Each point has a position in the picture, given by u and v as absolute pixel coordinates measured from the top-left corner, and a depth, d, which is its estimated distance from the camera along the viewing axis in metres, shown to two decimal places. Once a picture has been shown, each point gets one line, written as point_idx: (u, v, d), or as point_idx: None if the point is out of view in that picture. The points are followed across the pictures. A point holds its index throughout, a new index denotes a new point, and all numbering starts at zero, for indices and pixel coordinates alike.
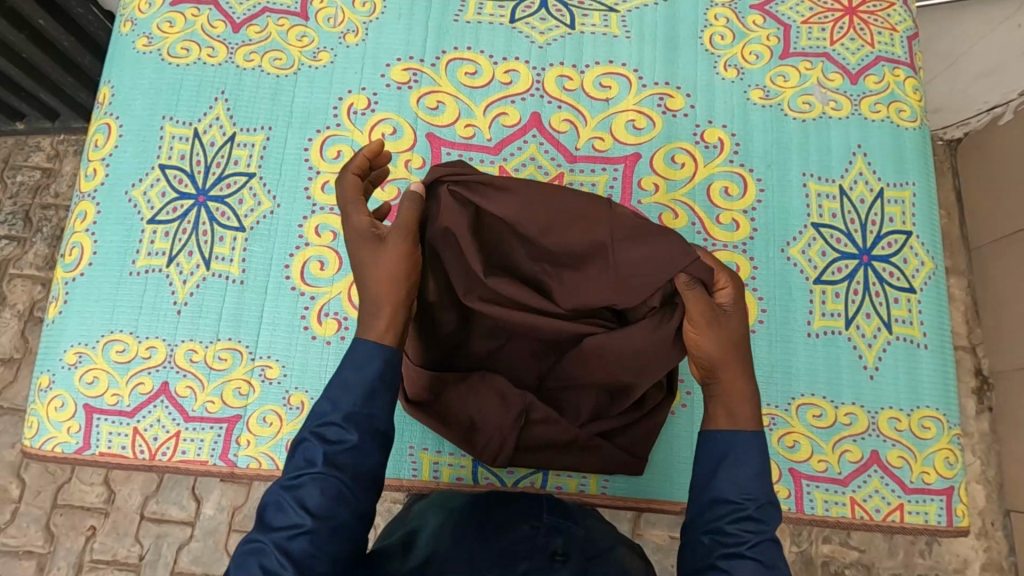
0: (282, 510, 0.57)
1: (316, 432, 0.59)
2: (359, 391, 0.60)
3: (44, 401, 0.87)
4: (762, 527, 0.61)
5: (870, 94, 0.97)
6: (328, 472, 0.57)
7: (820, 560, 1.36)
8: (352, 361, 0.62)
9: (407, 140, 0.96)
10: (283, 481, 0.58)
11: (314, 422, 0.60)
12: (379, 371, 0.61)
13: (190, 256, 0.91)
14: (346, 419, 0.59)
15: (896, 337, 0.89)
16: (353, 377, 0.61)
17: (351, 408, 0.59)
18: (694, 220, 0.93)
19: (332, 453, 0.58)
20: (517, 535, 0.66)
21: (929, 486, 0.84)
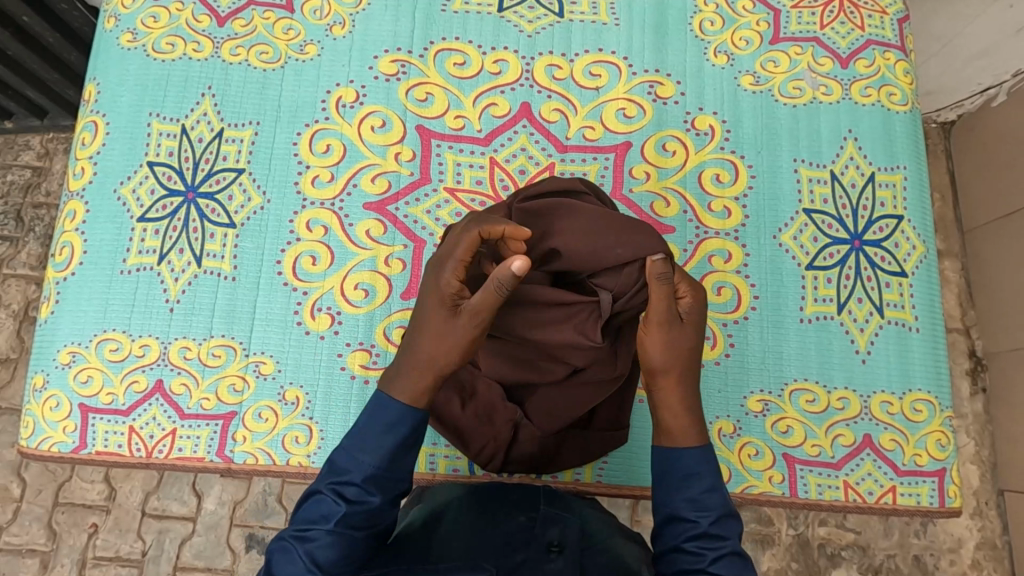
0: (289, 560, 0.59)
1: (335, 488, 0.61)
2: (383, 454, 0.62)
3: (39, 401, 0.87)
4: (723, 541, 0.61)
5: (861, 78, 0.97)
6: (340, 531, 0.59)
7: (817, 543, 1.38)
8: (378, 421, 0.63)
9: (396, 132, 0.95)
10: (295, 528, 0.60)
11: (332, 476, 0.61)
12: (406, 440, 0.63)
13: (181, 253, 0.91)
14: (366, 480, 0.61)
15: (888, 321, 0.89)
16: (373, 436, 0.62)
17: (373, 470, 0.61)
18: (685, 208, 0.93)
19: (348, 513, 0.60)
20: (512, 526, 0.66)
21: (922, 468, 0.85)
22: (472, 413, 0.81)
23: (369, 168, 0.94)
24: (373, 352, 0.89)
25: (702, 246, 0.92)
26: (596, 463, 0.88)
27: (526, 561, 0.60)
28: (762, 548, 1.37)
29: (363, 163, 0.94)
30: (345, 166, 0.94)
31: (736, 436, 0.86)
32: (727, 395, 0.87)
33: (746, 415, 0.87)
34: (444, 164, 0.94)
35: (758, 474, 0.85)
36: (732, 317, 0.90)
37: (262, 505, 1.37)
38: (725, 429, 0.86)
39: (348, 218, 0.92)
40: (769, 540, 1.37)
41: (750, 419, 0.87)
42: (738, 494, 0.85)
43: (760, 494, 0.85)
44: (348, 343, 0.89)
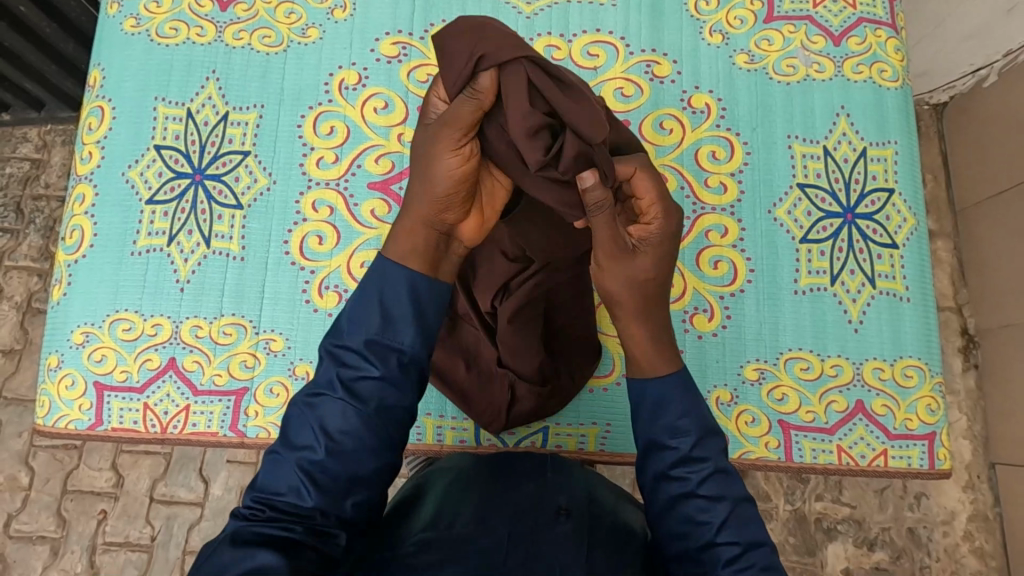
0: (279, 464, 0.56)
1: (334, 350, 0.60)
2: (382, 317, 0.60)
3: (54, 380, 0.89)
4: (704, 460, 0.62)
5: (853, 55, 0.99)
6: (345, 398, 0.57)
7: (814, 517, 1.41)
8: (372, 287, 0.62)
9: (399, 114, 0.97)
10: (302, 398, 0.59)
11: (312, 386, 0.59)
12: (403, 299, 0.61)
13: (190, 235, 0.93)
14: (368, 346, 0.59)
15: (879, 292, 0.92)
16: (371, 301, 0.61)
17: (373, 335, 0.59)
18: (683, 185, 0.96)
19: (351, 381, 0.58)
20: (521, 492, 0.68)
21: (912, 432, 0.88)
22: (476, 373, 0.87)
23: (373, 149, 0.96)
24: None
25: (699, 222, 0.95)
26: (599, 434, 0.90)
27: (537, 526, 0.62)
28: None
29: (366, 144, 0.96)
30: (349, 148, 0.96)
31: (734, 404, 0.89)
32: (725, 364, 0.91)
33: (743, 383, 0.90)
34: None
35: (754, 440, 0.88)
36: (729, 290, 0.93)
37: None
38: (723, 397, 0.89)
39: (353, 198, 0.94)
40: (766, 515, 1.41)
41: (746, 387, 0.90)
42: (736, 460, 0.88)
43: (757, 459, 0.88)
44: None
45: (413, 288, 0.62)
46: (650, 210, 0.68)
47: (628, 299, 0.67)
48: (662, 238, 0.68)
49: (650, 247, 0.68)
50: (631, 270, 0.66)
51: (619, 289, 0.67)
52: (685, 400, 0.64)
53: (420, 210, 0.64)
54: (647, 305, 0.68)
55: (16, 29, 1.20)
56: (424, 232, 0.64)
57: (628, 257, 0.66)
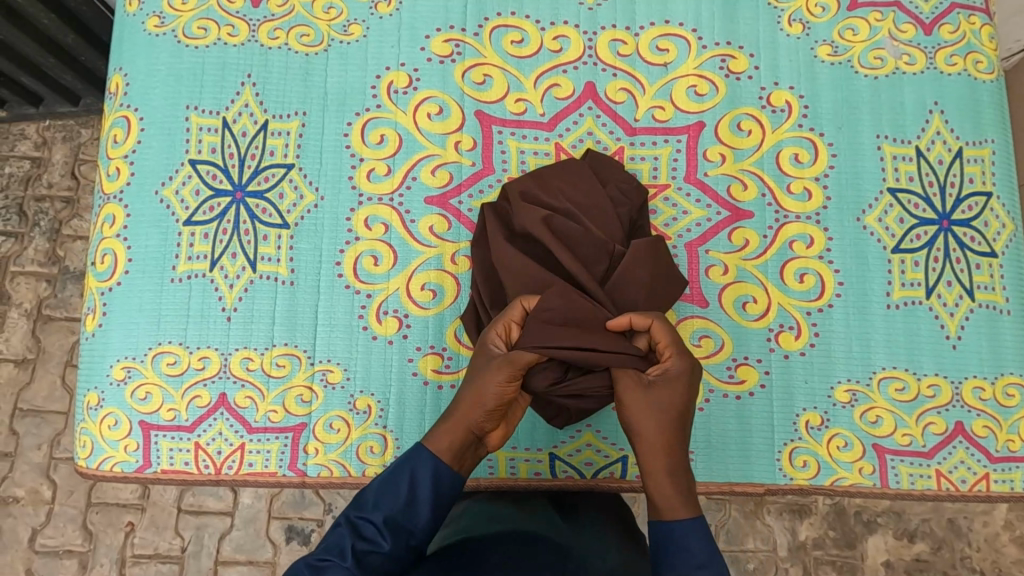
0: None
1: (353, 521, 0.61)
2: (403, 498, 0.63)
3: (96, 420, 0.83)
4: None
5: (945, 45, 0.91)
6: (352, 569, 0.57)
7: (854, 510, 1.38)
8: (402, 466, 0.64)
9: (454, 119, 0.89)
10: (307, 560, 0.59)
11: (354, 510, 0.62)
12: (425, 486, 0.64)
13: (235, 258, 0.85)
14: (385, 521, 0.61)
15: (979, 305, 0.85)
16: (398, 478, 0.64)
17: (393, 513, 0.61)
18: (764, 191, 0.89)
19: (363, 553, 0.59)
20: (538, 566, 0.61)
21: (1015, 454, 0.83)
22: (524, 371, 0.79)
23: (428, 159, 0.88)
24: (445, 356, 0.84)
25: (782, 232, 0.88)
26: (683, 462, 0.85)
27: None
28: (800, 517, 1.37)
29: (421, 154, 0.88)
30: (402, 158, 0.88)
31: (824, 429, 0.84)
32: (813, 386, 0.85)
33: (833, 406, 0.84)
34: (507, 152, 0.88)
35: (847, 466, 0.83)
36: (816, 305, 0.87)
37: (300, 497, 1.35)
38: (813, 421, 0.84)
39: (409, 214, 0.87)
40: (805, 510, 1.37)
41: (837, 410, 0.84)
42: (828, 487, 0.83)
43: (850, 486, 0.83)
44: (419, 347, 0.84)
45: (441, 473, 0.65)
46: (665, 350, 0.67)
47: (650, 437, 0.64)
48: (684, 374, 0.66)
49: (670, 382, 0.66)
50: (647, 417, 0.65)
51: (648, 424, 0.64)
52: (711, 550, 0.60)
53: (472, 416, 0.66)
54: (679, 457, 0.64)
55: (8, 20, 1.10)
56: (459, 434, 0.66)
57: (656, 393, 0.65)
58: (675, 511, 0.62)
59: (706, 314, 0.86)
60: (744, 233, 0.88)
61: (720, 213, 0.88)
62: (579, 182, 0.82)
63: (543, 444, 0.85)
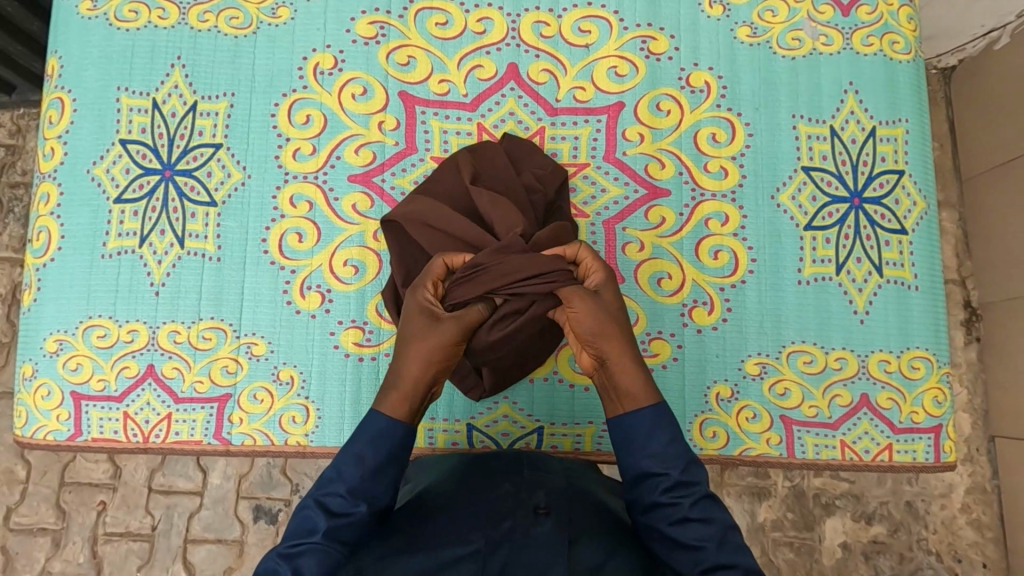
0: None
1: (319, 501, 0.60)
2: (365, 466, 0.61)
3: (30, 390, 0.86)
4: (695, 484, 0.59)
5: (862, 26, 0.93)
6: (325, 544, 0.58)
7: (812, 493, 1.34)
8: (361, 436, 0.62)
9: (378, 100, 0.91)
10: (280, 551, 0.58)
11: (318, 489, 0.61)
12: (386, 449, 0.62)
13: (163, 235, 0.88)
14: (351, 493, 0.60)
15: (887, 281, 0.88)
16: (354, 447, 0.62)
17: (359, 484, 0.60)
18: (681, 170, 0.91)
19: (336, 528, 0.59)
20: (498, 494, 0.63)
21: (918, 425, 0.85)
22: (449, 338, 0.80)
23: (352, 139, 0.90)
24: (366, 330, 0.87)
25: (698, 210, 0.90)
26: (596, 433, 0.87)
27: (514, 528, 0.58)
28: (758, 500, 1.34)
29: (345, 134, 0.90)
30: (326, 138, 0.90)
31: (734, 400, 0.87)
32: (725, 360, 0.87)
33: (743, 378, 0.87)
34: (430, 132, 0.91)
35: (755, 436, 0.86)
36: (729, 282, 0.89)
37: (267, 478, 1.35)
38: (723, 393, 0.87)
39: (333, 192, 0.89)
40: (764, 492, 1.34)
41: (747, 382, 0.87)
42: (736, 457, 0.86)
43: (757, 456, 0.85)
44: (341, 320, 0.87)
45: (395, 432, 0.63)
46: (589, 267, 0.70)
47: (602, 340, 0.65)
48: (603, 284, 0.68)
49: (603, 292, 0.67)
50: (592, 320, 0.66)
51: (596, 329, 0.65)
52: (672, 427, 0.62)
53: (411, 372, 0.65)
54: (628, 356, 0.65)
55: None
56: (407, 391, 0.65)
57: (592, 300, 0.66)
58: (637, 402, 0.62)
59: (622, 289, 0.89)
60: (660, 211, 0.90)
61: (637, 191, 0.90)
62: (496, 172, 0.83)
63: (460, 415, 0.87)
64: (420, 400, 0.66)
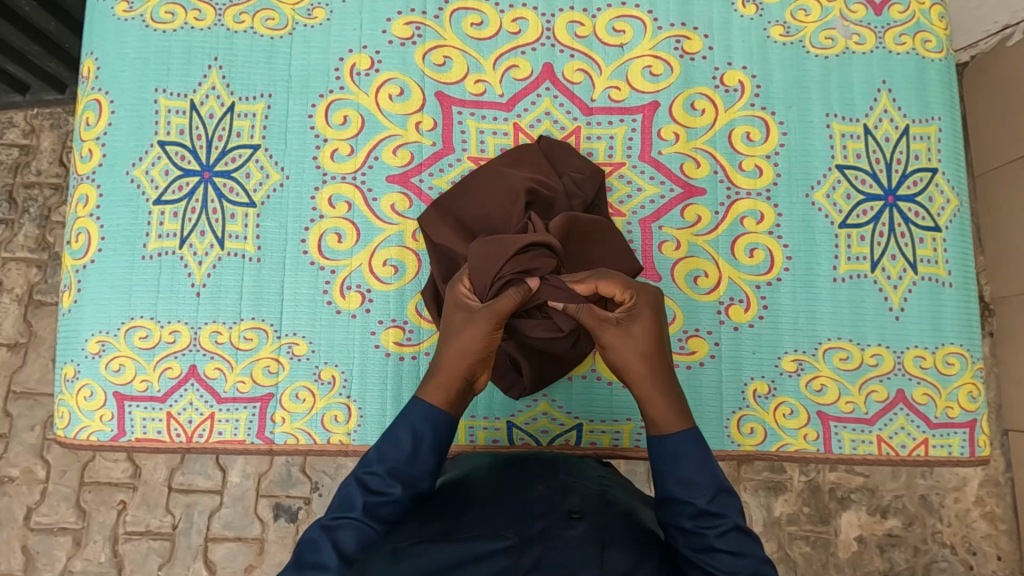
0: (315, 549, 0.58)
1: (361, 477, 0.61)
2: (408, 449, 0.63)
3: (72, 391, 0.87)
4: (723, 515, 0.59)
5: (894, 25, 0.93)
6: (363, 521, 0.60)
7: (828, 487, 1.36)
8: (404, 422, 0.65)
9: (415, 100, 0.91)
10: (321, 521, 0.60)
11: (360, 468, 0.62)
12: (428, 436, 0.64)
13: (203, 236, 0.89)
14: (390, 473, 0.61)
15: (921, 278, 0.89)
16: (399, 433, 0.64)
17: (398, 464, 0.62)
18: (716, 169, 0.91)
19: (376, 505, 0.60)
20: (532, 495, 0.64)
21: (953, 420, 0.87)
22: None
23: (390, 139, 0.91)
24: (406, 329, 0.88)
25: (733, 208, 0.91)
26: (634, 429, 0.88)
27: (547, 529, 0.58)
28: (775, 494, 1.35)
29: (383, 134, 0.91)
30: (364, 138, 0.91)
31: (772, 396, 0.88)
32: (761, 356, 0.88)
33: (780, 375, 0.88)
34: (467, 132, 0.91)
35: (792, 432, 0.87)
36: (765, 280, 0.90)
37: (286, 476, 1.35)
38: (760, 390, 0.88)
39: (371, 192, 0.90)
40: (781, 487, 1.35)
41: (784, 379, 0.88)
42: (774, 452, 0.87)
43: (795, 452, 0.86)
44: (381, 320, 0.88)
45: (435, 420, 0.65)
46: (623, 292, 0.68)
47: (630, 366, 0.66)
48: (646, 312, 0.66)
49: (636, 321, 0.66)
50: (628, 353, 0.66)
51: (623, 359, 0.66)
52: (704, 455, 0.61)
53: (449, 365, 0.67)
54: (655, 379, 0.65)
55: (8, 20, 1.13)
56: (446, 383, 0.67)
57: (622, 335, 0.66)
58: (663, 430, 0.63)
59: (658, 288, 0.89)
60: (696, 210, 0.91)
61: (673, 190, 0.91)
62: (512, 173, 0.83)
63: (501, 413, 0.88)
64: (460, 394, 0.68)
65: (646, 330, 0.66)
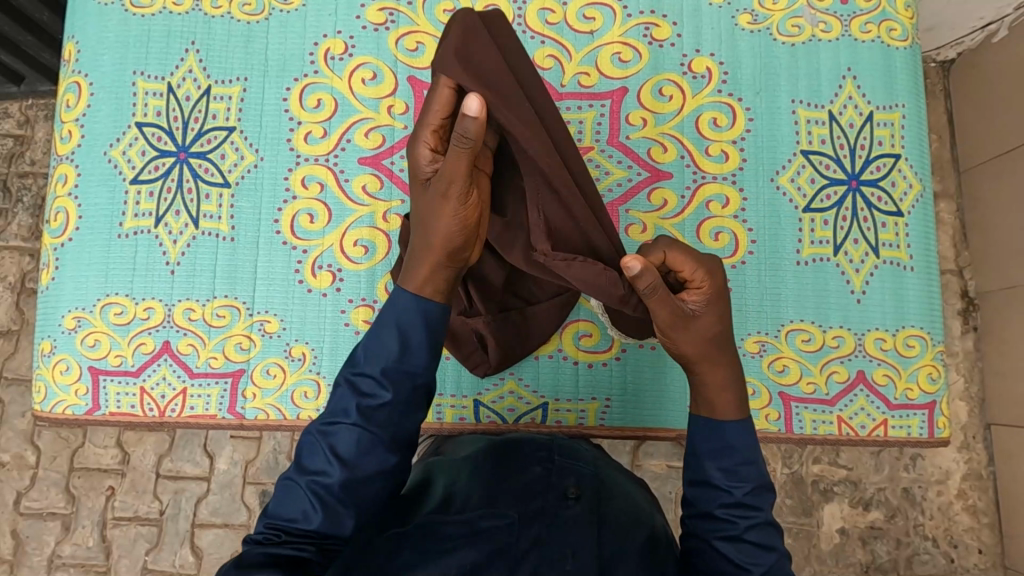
0: (314, 454, 0.56)
1: (351, 380, 0.57)
2: (395, 349, 0.57)
3: (49, 365, 0.89)
4: (756, 509, 0.58)
5: (861, 13, 0.95)
6: (362, 425, 0.56)
7: (811, 479, 1.36)
8: (389, 318, 0.59)
9: (388, 85, 0.93)
10: (317, 424, 0.57)
11: (350, 368, 0.58)
12: (418, 333, 0.58)
13: (178, 215, 0.91)
14: (383, 374, 0.56)
15: (883, 262, 0.90)
16: (387, 332, 0.58)
17: (390, 365, 0.57)
18: (683, 154, 0.93)
19: (368, 407, 0.56)
20: (529, 478, 0.64)
21: (913, 401, 0.88)
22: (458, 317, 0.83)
23: (362, 122, 0.92)
24: (376, 308, 0.89)
25: (699, 192, 0.92)
26: (599, 408, 0.90)
27: (544, 508, 0.60)
28: None
29: (355, 118, 0.93)
30: (337, 121, 0.93)
31: None
32: None
33: (743, 356, 0.89)
34: None
35: (754, 413, 0.88)
36: (729, 263, 0.91)
37: (274, 463, 1.36)
38: None
39: (343, 173, 0.92)
40: None
41: (746, 360, 0.89)
42: None
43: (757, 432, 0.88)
44: (351, 299, 0.90)
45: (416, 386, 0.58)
46: (701, 279, 0.61)
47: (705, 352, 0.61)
48: (712, 295, 0.61)
49: (707, 310, 0.62)
50: (692, 343, 0.61)
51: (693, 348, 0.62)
52: None
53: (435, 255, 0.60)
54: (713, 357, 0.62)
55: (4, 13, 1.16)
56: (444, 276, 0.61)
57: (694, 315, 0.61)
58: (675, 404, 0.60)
59: None
60: (662, 193, 0.92)
61: (640, 174, 0.93)
62: None
63: (467, 391, 0.90)
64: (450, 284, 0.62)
65: (713, 319, 0.61)
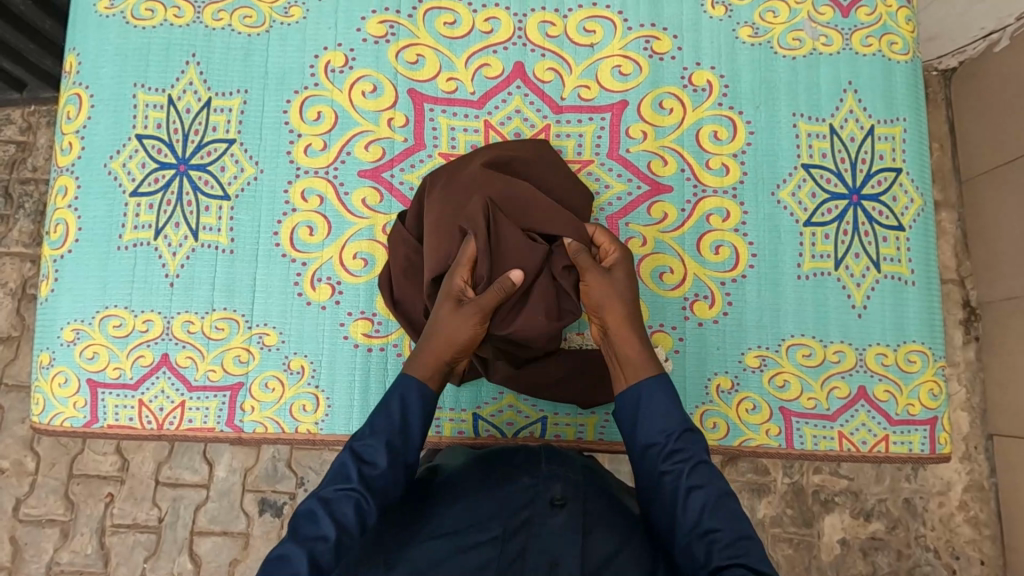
0: (312, 521, 0.57)
1: (354, 449, 0.62)
2: (396, 421, 0.66)
3: (47, 377, 0.88)
4: (692, 453, 0.63)
5: (861, 27, 0.95)
6: (361, 488, 0.60)
7: (811, 490, 1.36)
8: (392, 395, 0.68)
9: (388, 98, 0.93)
10: (319, 493, 0.60)
11: (352, 440, 0.64)
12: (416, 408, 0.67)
13: (177, 228, 0.91)
14: (383, 444, 0.63)
15: (884, 276, 0.90)
16: (390, 406, 0.67)
17: (391, 438, 0.64)
18: (683, 167, 0.93)
19: (367, 471, 0.61)
20: (514, 488, 0.65)
21: (914, 417, 0.88)
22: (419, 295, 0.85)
23: (362, 135, 0.92)
24: (375, 321, 0.89)
25: (699, 206, 0.92)
26: (599, 422, 0.90)
27: (530, 519, 0.61)
28: (757, 496, 1.35)
29: (355, 130, 0.93)
30: (337, 134, 0.93)
31: (735, 392, 0.88)
32: (725, 352, 0.89)
33: (744, 371, 0.89)
34: (438, 129, 0.93)
35: (755, 427, 0.88)
36: (730, 276, 0.91)
37: (273, 470, 1.36)
38: (723, 385, 0.88)
39: (343, 186, 0.92)
40: (765, 488, 1.35)
41: (747, 374, 0.88)
42: (736, 448, 0.87)
43: (757, 447, 0.87)
44: (350, 311, 0.89)
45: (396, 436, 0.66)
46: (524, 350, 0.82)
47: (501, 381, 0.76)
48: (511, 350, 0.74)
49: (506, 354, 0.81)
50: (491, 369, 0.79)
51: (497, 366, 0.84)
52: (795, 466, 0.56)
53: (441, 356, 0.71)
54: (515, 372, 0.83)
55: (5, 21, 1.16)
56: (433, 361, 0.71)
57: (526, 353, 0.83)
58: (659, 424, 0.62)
59: None
60: (662, 207, 0.92)
61: (640, 187, 0.92)
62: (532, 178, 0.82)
63: (466, 405, 0.89)
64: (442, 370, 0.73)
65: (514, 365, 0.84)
